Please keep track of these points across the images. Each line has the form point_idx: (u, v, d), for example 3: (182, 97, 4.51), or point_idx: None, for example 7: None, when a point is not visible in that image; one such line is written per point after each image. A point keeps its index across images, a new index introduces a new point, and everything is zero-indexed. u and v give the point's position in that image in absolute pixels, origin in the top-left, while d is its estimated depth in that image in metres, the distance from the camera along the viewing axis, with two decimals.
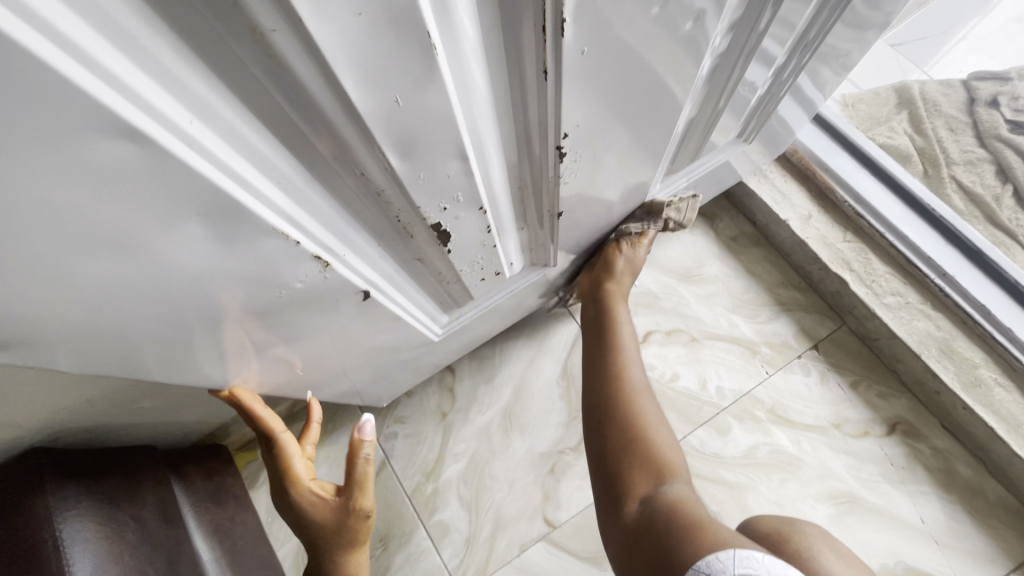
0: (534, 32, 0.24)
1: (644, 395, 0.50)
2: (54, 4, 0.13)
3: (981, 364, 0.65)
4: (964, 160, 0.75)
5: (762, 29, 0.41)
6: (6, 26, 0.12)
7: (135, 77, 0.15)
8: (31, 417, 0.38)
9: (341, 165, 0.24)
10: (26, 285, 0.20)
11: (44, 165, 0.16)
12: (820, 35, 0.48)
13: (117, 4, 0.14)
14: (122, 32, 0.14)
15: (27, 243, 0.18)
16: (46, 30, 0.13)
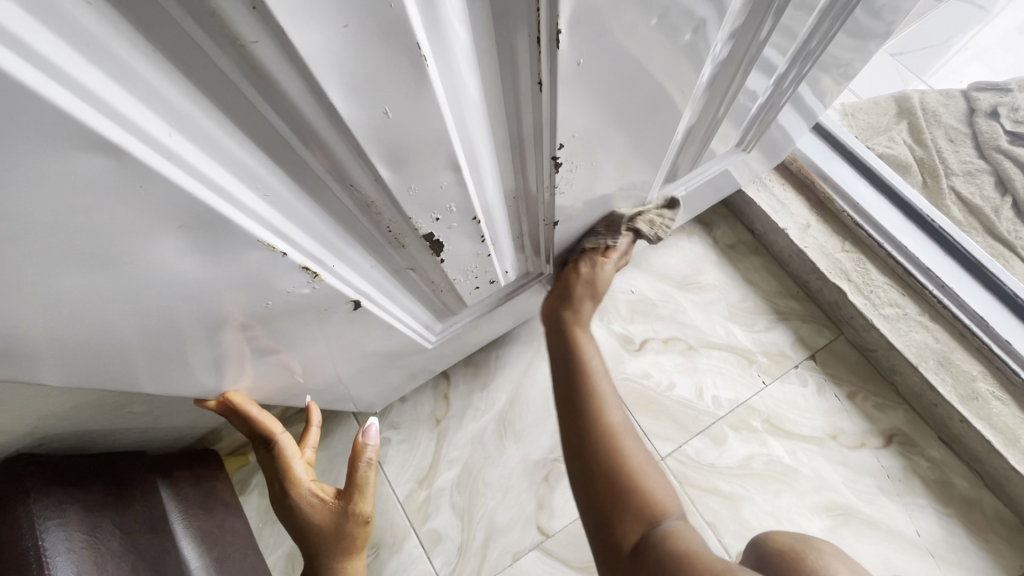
0: (529, 43, 0.23)
1: (623, 425, 0.47)
2: (23, 18, 0.12)
3: (978, 377, 0.64)
4: (963, 171, 0.75)
5: (763, 38, 0.41)
6: None
7: (110, 90, 0.15)
8: (14, 424, 0.37)
9: (330, 175, 0.23)
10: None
11: (16, 182, 0.15)
12: (821, 45, 0.48)
13: (91, 16, 0.13)
14: (97, 44, 0.14)
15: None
16: (13, 45, 0.12)
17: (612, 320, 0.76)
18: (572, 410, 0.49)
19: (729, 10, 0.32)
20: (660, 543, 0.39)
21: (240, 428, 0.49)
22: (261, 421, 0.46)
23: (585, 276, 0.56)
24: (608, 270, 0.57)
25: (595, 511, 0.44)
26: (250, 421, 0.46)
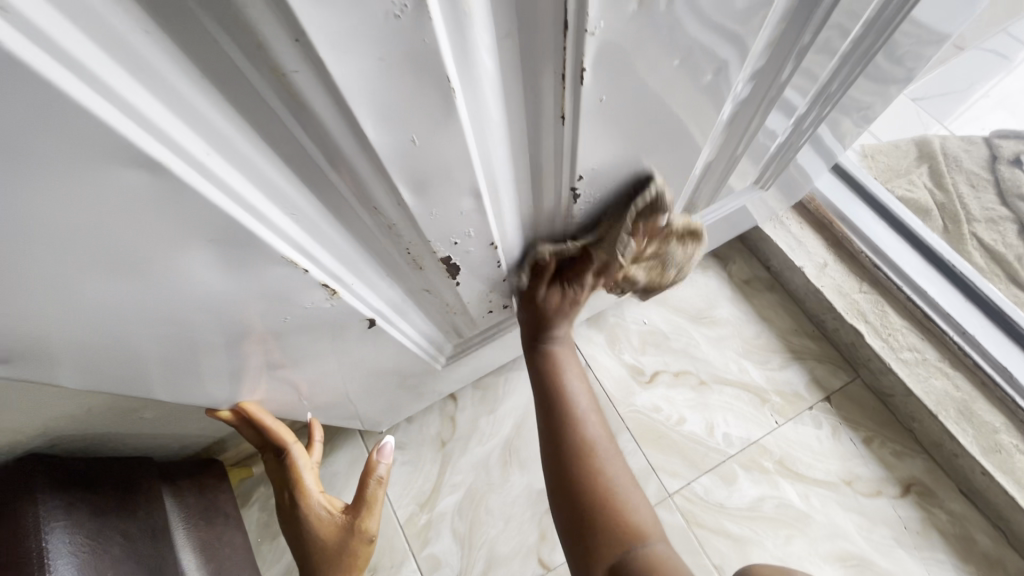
0: (554, 80, 0.24)
1: (600, 434, 0.45)
2: (77, 37, 0.13)
3: (1001, 429, 0.62)
4: (985, 218, 0.74)
5: (784, 79, 0.42)
6: (31, 60, 0.12)
7: (156, 110, 0.15)
8: (31, 423, 0.38)
9: (355, 200, 0.24)
10: (37, 302, 0.20)
11: (61, 189, 0.16)
12: (842, 88, 0.49)
13: (144, 41, 0.14)
14: (147, 67, 0.14)
15: (39, 263, 0.18)
16: (68, 63, 0.13)
17: (623, 349, 0.76)
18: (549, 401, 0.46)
19: (750, 53, 0.32)
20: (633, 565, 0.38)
21: (252, 438, 0.49)
22: (274, 431, 0.47)
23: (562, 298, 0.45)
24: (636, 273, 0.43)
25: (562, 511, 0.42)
26: (262, 430, 0.47)
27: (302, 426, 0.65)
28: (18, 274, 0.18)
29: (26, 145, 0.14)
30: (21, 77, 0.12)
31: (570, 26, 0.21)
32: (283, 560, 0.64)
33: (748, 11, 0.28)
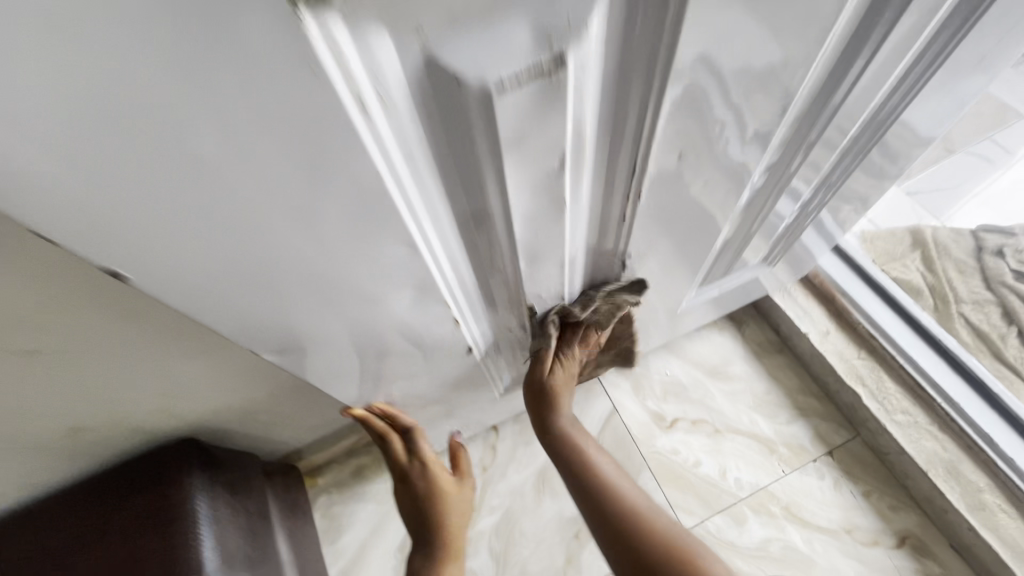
0: (622, 200, 0.37)
1: (602, 456, 0.59)
2: (414, 201, 0.27)
3: (984, 489, 0.70)
4: (972, 301, 0.83)
5: (793, 169, 0.53)
6: (400, 214, 0.26)
7: (427, 228, 0.29)
8: (194, 410, 0.53)
9: (491, 269, 0.37)
10: (314, 325, 0.34)
11: (371, 266, 0.30)
12: (841, 178, 0.61)
13: (435, 198, 0.28)
14: (432, 208, 0.28)
15: (335, 302, 0.32)
16: (408, 214, 0.27)
17: (647, 397, 0.86)
18: (576, 472, 0.57)
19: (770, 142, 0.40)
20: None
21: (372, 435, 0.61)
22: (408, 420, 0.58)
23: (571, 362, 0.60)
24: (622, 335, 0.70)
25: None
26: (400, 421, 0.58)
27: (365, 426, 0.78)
28: (319, 308, 0.32)
29: (375, 249, 0.28)
30: (394, 218, 0.26)
31: (635, 170, 0.34)
32: (356, 534, 0.79)
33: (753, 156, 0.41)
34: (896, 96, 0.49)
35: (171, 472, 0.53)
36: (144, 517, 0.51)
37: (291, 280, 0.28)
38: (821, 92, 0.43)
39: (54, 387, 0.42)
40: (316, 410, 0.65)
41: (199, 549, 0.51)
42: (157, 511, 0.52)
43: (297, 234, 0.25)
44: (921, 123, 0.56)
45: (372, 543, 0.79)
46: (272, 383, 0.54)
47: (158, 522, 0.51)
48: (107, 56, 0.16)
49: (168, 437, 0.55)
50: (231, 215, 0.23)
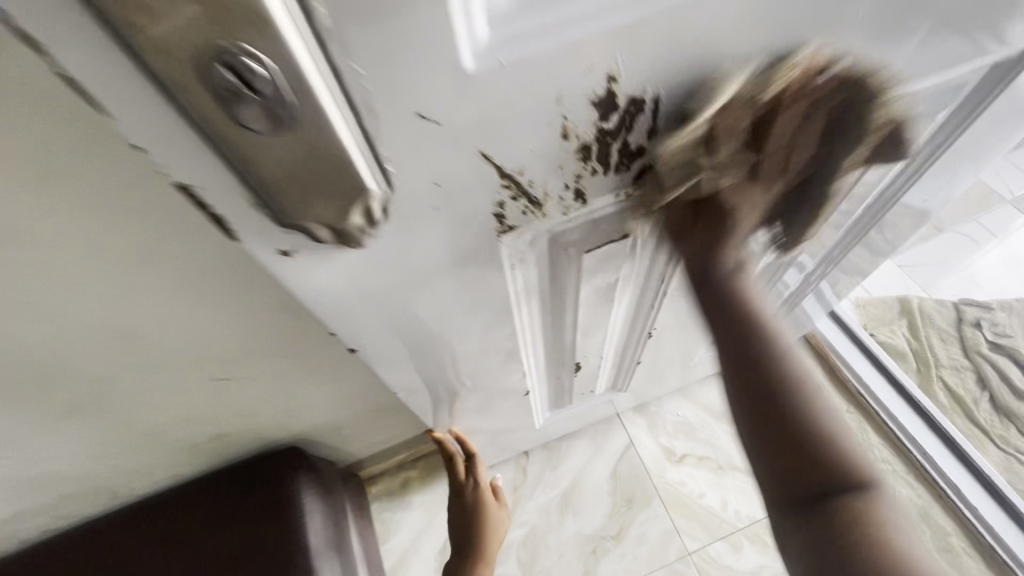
0: (652, 296, 0.52)
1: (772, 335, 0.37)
2: (520, 311, 0.42)
3: (952, 533, 0.81)
4: (951, 367, 0.95)
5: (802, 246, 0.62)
6: (512, 318, 0.42)
7: (522, 323, 0.44)
8: (303, 423, 0.68)
9: (555, 340, 0.52)
10: (435, 381, 0.49)
11: (484, 346, 0.45)
12: (842, 253, 0.71)
13: (531, 306, 0.43)
14: (528, 311, 0.43)
15: (453, 368, 0.47)
16: (515, 317, 0.42)
17: (660, 433, 0.98)
18: (743, 326, 0.36)
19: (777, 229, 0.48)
20: (866, 525, 0.31)
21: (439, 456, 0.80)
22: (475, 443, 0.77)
23: (741, 194, 0.33)
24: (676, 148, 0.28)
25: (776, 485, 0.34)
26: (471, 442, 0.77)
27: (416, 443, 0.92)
28: (442, 372, 0.47)
29: (490, 337, 0.44)
30: (507, 319, 0.42)
31: (662, 281, 0.49)
32: (404, 537, 0.93)
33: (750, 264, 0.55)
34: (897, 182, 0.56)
35: (283, 471, 0.68)
36: (264, 506, 0.66)
37: (434, 359, 0.44)
38: None
39: (225, 404, 0.57)
40: (384, 427, 0.80)
41: (305, 528, 0.65)
42: (272, 494, 0.67)
43: (451, 335, 0.40)
44: (902, 225, 0.68)
45: (417, 547, 0.92)
46: (363, 404, 0.69)
47: (274, 503, 0.66)
48: (405, 276, 0.30)
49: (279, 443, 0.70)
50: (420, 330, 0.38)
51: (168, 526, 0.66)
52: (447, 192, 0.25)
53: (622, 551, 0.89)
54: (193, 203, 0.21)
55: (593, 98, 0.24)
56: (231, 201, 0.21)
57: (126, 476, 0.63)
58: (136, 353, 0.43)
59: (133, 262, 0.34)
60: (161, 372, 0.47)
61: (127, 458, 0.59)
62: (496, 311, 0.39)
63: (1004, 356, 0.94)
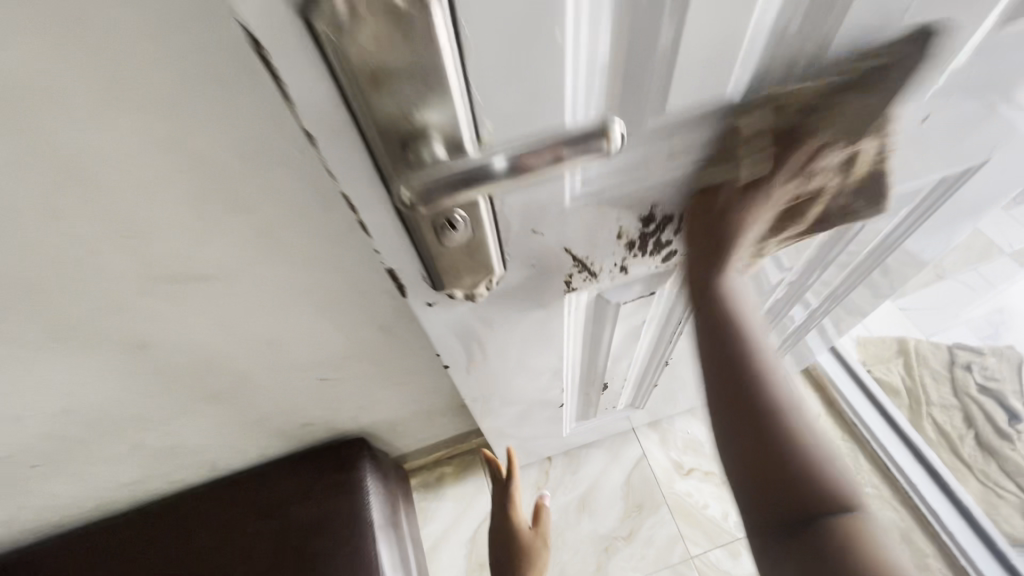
0: (671, 333, 0.65)
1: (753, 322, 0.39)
2: (569, 342, 0.55)
3: (930, 554, 0.90)
4: (940, 405, 1.04)
5: (805, 288, 0.72)
6: (563, 347, 0.55)
7: (569, 350, 0.57)
8: (370, 418, 0.81)
9: (590, 364, 0.65)
10: (494, 391, 0.62)
11: (538, 366, 0.58)
12: (838, 298, 0.81)
13: (577, 338, 0.56)
14: (573, 342, 0.56)
15: (510, 381, 0.60)
16: (564, 346, 0.55)
17: (670, 448, 1.10)
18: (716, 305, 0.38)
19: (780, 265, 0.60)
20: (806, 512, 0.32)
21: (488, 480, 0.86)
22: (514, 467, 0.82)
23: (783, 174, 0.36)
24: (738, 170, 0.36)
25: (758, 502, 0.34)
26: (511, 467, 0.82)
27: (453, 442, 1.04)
28: (502, 384, 0.60)
29: (543, 359, 0.57)
30: (558, 347, 0.55)
31: (680, 320, 0.62)
32: (438, 525, 1.05)
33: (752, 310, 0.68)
34: (894, 236, 0.65)
35: (351, 457, 0.82)
36: (336, 484, 0.79)
37: (499, 373, 0.57)
38: (833, 237, 0.60)
39: (318, 400, 0.70)
40: (431, 426, 0.93)
41: (368, 506, 0.79)
42: (341, 475, 0.80)
43: (516, 356, 0.53)
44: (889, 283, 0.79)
45: (449, 534, 1.04)
46: (419, 404, 0.82)
47: (343, 482, 0.79)
48: (497, 315, 0.44)
49: (348, 433, 0.84)
50: (495, 351, 0.51)
51: (254, 496, 0.79)
52: (538, 268, 0.38)
53: (631, 551, 1.00)
54: (387, 273, 0.35)
55: (638, 217, 0.37)
56: (413, 276, 0.35)
57: (227, 453, 0.76)
58: (272, 356, 0.57)
59: (299, 293, 0.48)
60: (283, 372, 0.61)
61: (235, 439, 0.73)
62: (552, 341, 0.53)
63: (990, 398, 1.03)
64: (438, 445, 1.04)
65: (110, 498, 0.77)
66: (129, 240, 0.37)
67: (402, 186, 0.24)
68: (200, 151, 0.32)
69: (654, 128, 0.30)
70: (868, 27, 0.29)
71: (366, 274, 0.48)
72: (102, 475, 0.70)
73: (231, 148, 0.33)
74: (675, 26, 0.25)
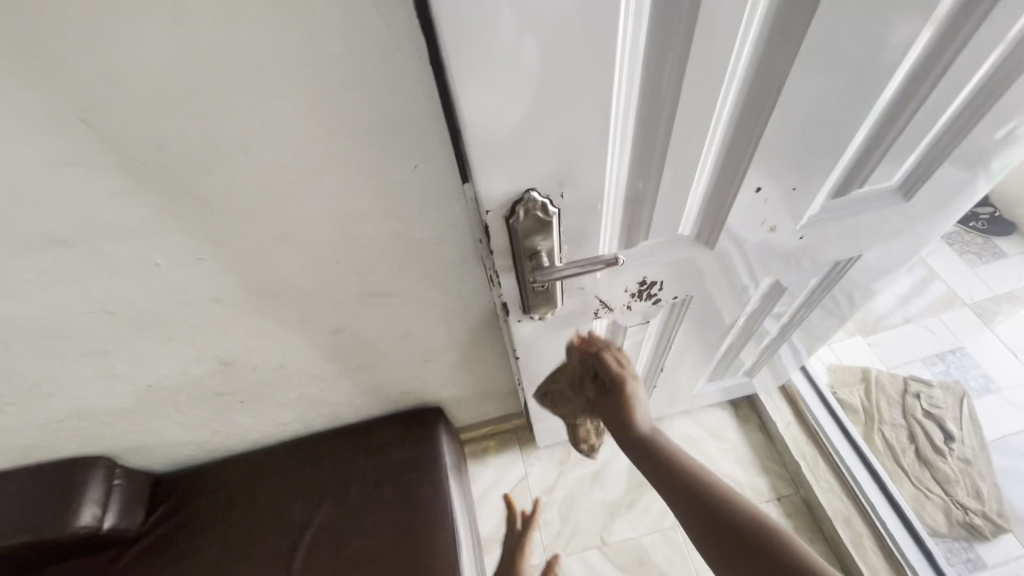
0: (663, 343, 0.96)
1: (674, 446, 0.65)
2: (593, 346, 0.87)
3: (865, 536, 1.15)
4: (890, 423, 1.29)
5: (761, 327, 1.01)
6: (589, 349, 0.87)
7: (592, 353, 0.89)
8: (447, 392, 1.14)
9: None
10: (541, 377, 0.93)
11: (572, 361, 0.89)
12: (785, 335, 1.09)
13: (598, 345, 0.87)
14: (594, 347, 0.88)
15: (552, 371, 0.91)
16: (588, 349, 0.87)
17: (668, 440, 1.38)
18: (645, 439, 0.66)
19: (737, 312, 0.90)
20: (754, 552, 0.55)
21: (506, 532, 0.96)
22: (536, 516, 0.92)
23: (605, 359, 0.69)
24: (749, 155, 0.55)
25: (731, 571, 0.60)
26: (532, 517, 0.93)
27: (499, 419, 1.36)
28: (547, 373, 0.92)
29: None
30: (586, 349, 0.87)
31: (668, 335, 0.93)
32: (482, 484, 1.37)
33: (722, 334, 0.98)
34: (816, 295, 0.94)
35: (431, 420, 1.15)
36: (422, 439, 1.12)
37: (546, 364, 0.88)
38: (772, 295, 0.89)
39: (418, 375, 1.03)
40: (485, 404, 1.25)
41: (440, 454, 1.11)
42: (423, 431, 1.13)
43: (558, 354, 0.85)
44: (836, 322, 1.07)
45: (491, 491, 1.35)
46: (481, 385, 1.15)
47: (425, 436, 1.13)
48: (552, 327, 0.76)
49: (430, 403, 1.17)
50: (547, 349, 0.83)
51: (363, 441, 1.13)
52: (580, 302, 0.71)
53: (630, 516, 1.29)
54: (500, 301, 0.68)
55: (636, 282, 0.70)
56: (515, 304, 0.68)
57: (348, 408, 1.10)
58: (403, 343, 0.90)
59: (434, 305, 0.81)
60: (404, 354, 0.93)
61: (358, 398, 1.06)
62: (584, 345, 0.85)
63: (930, 421, 1.29)
64: (486, 421, 1.36)
65: (265, 433, 1.11)
66: (363, 275, 0.70)
67: (528, 274, 0.56)
68: (417, 237, 0.66)
69: (638, 243, 0.64)
70: (795, 126, 0.52)
71: (474, 296, 0.81)
72: (270, 415, 1.04)
73: (431, 236, 0.66)
74: (648, 210, 0.59)
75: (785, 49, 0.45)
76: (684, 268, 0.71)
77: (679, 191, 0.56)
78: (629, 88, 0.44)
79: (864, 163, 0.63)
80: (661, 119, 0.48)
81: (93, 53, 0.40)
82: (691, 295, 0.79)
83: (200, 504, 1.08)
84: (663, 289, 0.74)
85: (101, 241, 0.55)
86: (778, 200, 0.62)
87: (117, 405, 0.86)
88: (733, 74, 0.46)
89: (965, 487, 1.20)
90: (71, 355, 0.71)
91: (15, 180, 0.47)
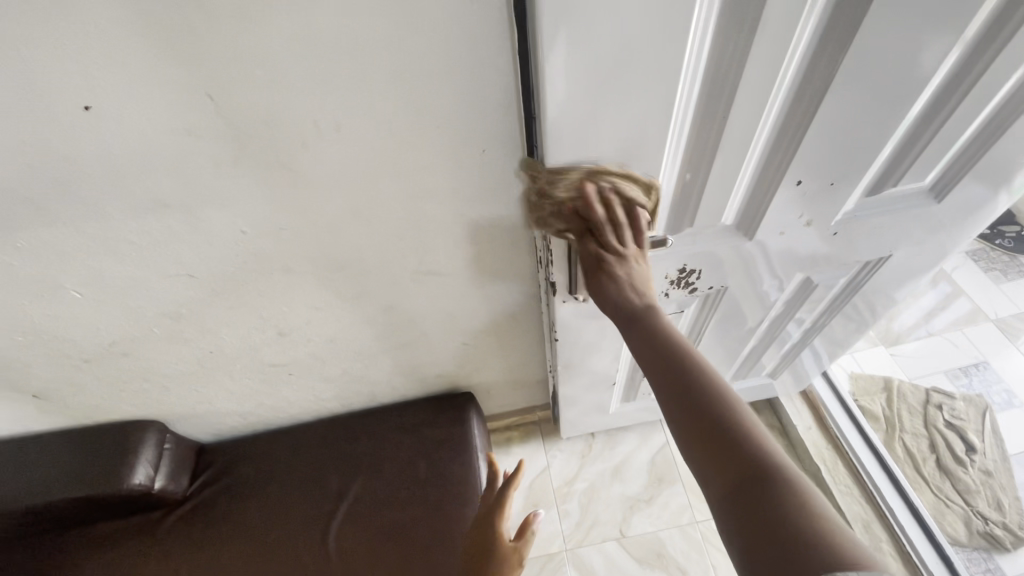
0: (693, 337, 1.00)
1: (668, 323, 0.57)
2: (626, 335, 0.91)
3: (884, 541, 1.17)
4: (911, 433, 1.31)
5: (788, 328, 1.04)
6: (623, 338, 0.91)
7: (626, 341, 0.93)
8: (478, 378, 1.19)
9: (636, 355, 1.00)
10: (574, 364, 0.97)
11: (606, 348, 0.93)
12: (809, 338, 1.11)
13: None
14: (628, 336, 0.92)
15: (585, 358, 0.95)
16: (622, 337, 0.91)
17: None
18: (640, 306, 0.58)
19: (767, 310, 0.93)
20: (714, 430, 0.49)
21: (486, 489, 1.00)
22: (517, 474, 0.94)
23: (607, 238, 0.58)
24: (793, 150, 0.59)
25: (740, 526, 0.45)
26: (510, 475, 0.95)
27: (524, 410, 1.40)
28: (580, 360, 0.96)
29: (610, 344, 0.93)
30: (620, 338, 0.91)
31: (698, 329, 0.97)
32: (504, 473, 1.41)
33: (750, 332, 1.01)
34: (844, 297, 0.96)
35: (462, 403, 1.20)
36: (454, 422, 1.17)
37: (581, 350, 0.92)
38: (801, 295, 0.92)
39: (454, 359, 1.08)
40: (512, 393, 1.29)
41: (471, 435, 1.16)
42: (455, 412, 1.18)
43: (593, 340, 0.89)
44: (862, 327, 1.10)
45: None
46: (512, 372, 1.19)
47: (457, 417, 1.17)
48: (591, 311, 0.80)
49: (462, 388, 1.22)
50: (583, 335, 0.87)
51: (397, 420, 1.18)
52: None
53: (649, 510, 1.32)
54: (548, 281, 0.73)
55: (675, 270, 0.74)
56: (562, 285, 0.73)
57: (384, 388, 1.15)
58: (445, 324, 0.95)
59: (479, 288, 0.86)
60: (444, 335, 0.99)
61: (395, 378, 1.11)
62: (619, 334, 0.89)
63: (952, 432, 1.30)
64: (511, 412, 1.40)
65: (304, 408, 1.17)
66: (419, 253, 0.76)
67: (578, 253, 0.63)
68: (473, 219, 0.71)
69: (683, 231, 0.69)
70: (836, 126, 0.56)
71: (517, 280, 0.86)
72: (312, 390, 1.09)
73: (486, 218, 0.71)
74: (696, 199, 0.63)
75: (834, 55, 0.50)
76: (721, 259, 0.75)
77: (724, 182, 0.61)
78: (691, 84, 0.49)
79: (897, 165, 0.67)
80: (716, 112, 0.52)
81: (226, 39, 0.46)
82: (725, 288, 0.83)
83: (240, 472, 1.14)
84: (700, 280, 0.78)
85: (196, 207, 0.61)
86: (815, 196, 0.66)
87: (177, 369, 0.92)
88: (786, 74, 0.50)
89: (986, 498, 1.21)
90: (147, 316, 0.78)
91: (139, 146, 0.53)
